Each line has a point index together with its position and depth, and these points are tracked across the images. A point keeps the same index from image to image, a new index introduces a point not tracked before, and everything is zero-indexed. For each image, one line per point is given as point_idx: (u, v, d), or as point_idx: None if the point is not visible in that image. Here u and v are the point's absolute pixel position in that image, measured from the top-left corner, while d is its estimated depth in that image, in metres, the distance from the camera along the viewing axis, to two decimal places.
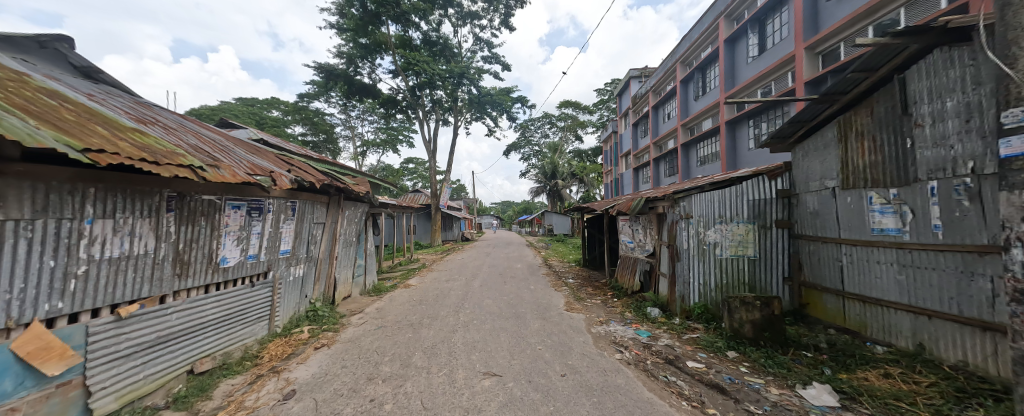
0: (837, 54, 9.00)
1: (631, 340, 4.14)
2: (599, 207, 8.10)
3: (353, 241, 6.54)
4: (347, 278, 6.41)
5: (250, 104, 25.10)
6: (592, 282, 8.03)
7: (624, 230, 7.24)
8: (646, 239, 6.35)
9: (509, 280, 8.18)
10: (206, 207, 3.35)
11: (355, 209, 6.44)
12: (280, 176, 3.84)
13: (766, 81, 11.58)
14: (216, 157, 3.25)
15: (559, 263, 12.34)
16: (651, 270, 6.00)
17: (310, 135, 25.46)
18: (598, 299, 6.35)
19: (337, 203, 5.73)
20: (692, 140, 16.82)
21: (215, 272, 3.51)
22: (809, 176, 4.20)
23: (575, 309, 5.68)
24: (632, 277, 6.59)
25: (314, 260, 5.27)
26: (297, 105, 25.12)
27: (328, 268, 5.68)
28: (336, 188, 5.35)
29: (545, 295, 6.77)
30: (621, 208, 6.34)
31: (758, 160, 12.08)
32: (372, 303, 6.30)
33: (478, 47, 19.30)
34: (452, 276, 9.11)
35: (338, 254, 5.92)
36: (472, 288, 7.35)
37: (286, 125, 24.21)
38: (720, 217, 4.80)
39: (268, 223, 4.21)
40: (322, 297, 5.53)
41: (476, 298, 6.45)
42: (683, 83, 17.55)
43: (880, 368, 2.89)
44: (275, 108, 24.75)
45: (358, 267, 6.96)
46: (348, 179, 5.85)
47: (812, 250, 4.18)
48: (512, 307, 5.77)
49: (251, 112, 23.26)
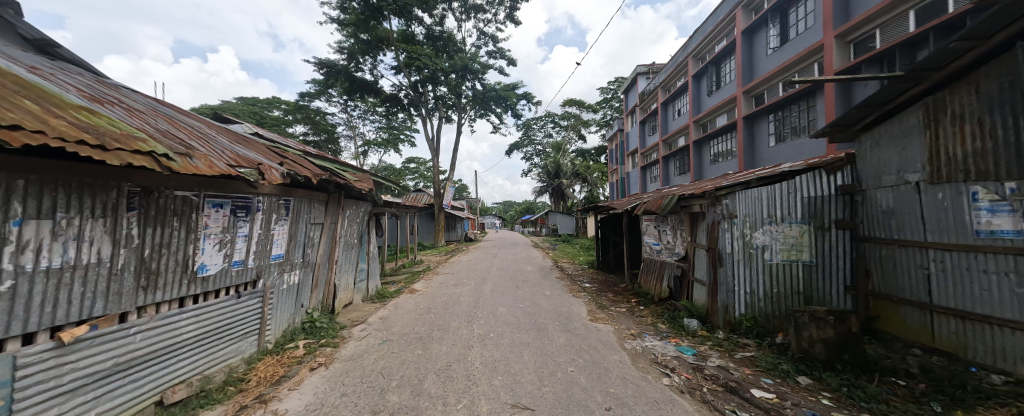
0: (871, 42, 8.31)
1: (675, 360, 3.58)
2: (619, 205, 7.54)
3: (354, 244, 6.00)
4: (348, 284, 5.87)
5: (250, 103, 24.70)
6: (611, 287, 7.48)
7: (649, 231, 6.66)
8: (676, 241, 5.78)
9: (521, 285, 7.61)
10: (180, 206, 2.81)
11: (357, 209, 5.89)
12: (270, 169, 3.29)
13: (789, 73, 10.94)
14: (191, 145, 2.70)
15: (569, 265, 11.78)
16: (684, 275, 5.44)
17: (311, 135, 25.04)
18: (622, 307, 5.80)
19: (337, 201, 5.19)
20: (704, 137, 16.21)
21: (192, 283, 2.97)
22: (882, 169, 3.63)
23: (600, 319, 5.14)
24: (660, 283, 6.02)
25: (311, 266, 4.73)
26: (298, 105, 24.73)
27: (328, 273, 5.15)
28: (336, 184, 4.78)
29: (563, 302, 6.22)
30: (648, 207, 5.75)
31: (780, 156, 11.45)
32: (375, 312, 5.76)
33: (482, 42, 18.79)
34: (459, 280, 8.56)
35: (338, 258, 5.39)
36: (481, 294, 6.78)
37: (287, 125, 23.81)
38: (769, 216, 4.25)
39: (257, 224, 3.67)
40: (320, 306, 4.99)
41: (488, 306, 5.89)
42: (696, 78, 16.93)
43: (1011, 405, 2.31)
44: (275, 108, 24.35)
45: (360, 272, 6.42)
46: (350, 175, 5.28)
47: (886, 255, 3.59)
48: (529, 317, 5.21)
49: (251, 112, 22.86)
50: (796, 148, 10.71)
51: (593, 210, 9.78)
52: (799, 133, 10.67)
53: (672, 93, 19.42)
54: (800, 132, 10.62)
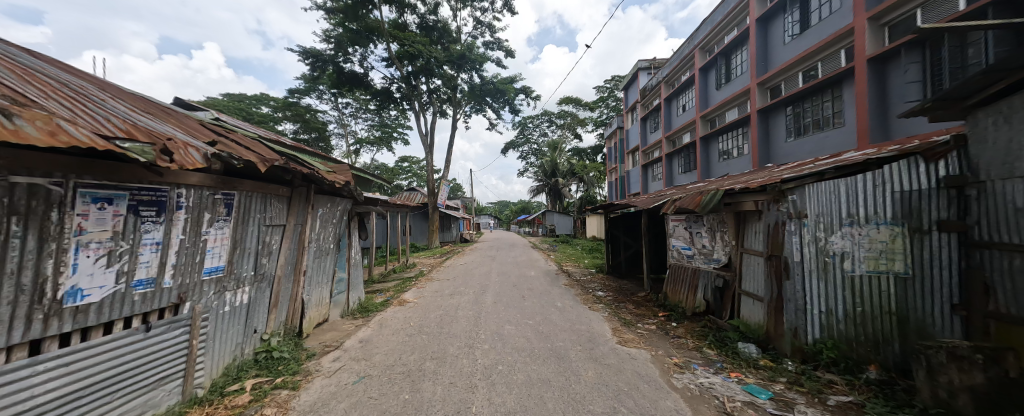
0: (910, 23, 7.55)
1: (751, 408, 2.64)
2: (640, 202, 6.62)
3: (331, 248, 4.96)
4: (322, 298, 4.83)
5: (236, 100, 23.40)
6: (629, 296, 6.58)
7: (677, 233, 5.76)
8: (715, 246, 4.88)
9: (527, 295, 6.64)
10: (22, 200, 1.70)
11: (333, 207, 4.84)
12: (185, 147, 2.27)
13: (812, 61, 10.20)
14: (23, 99, 1.67)
15: (575, 268, 10.93)
16: (727, 287, 4.56)
17: (300, 133, 23.83)
18: (651, 324, 4.89)
19: (305, 198, 4.15)
20: (713, 133, 15.44)
21: (56, 318, 1.90)
22: (1012, 153, 2.46)
23: (630, 341, 4.21)
24: (693, 295, 5.12)
25: (268, 280, 3.70)
26: (287, 101, 23.55)
27: (297, 287, 4.15)
28: (300, 175, 3.76)
29: (580, 316, 5.28)
30: (683, 204, 4.82)
31: (800, 152, 10.69)
32: (355, 332, 4.74)
33: (479, 32, 17.81)
34: (455, 288, 7.56)
35: (308, 268, 4.36)
36: (482, 307, 5.80)
37: (276, 122, 22.62)
38: (849, 216, 3.34)
39: (178, 227, 2.64)
40: (283, 330, 3.97)
41: (492, 324, 4.89)
42: (703, 72, 16.17)
43: None
44: (262, 104, 23.17)
45: (338, 283, 5.38)
46: (321, 165, 4.25)
47: (1017, 267, 2.42)
48: (544, 340, 4.24)
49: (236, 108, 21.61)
50: (820, 142, 9.93)
51: (605, 209, 8.86)
52: (823, 126, 9.88)
53: (676, 88, 18.66)
54: (825, 124, 9.83)
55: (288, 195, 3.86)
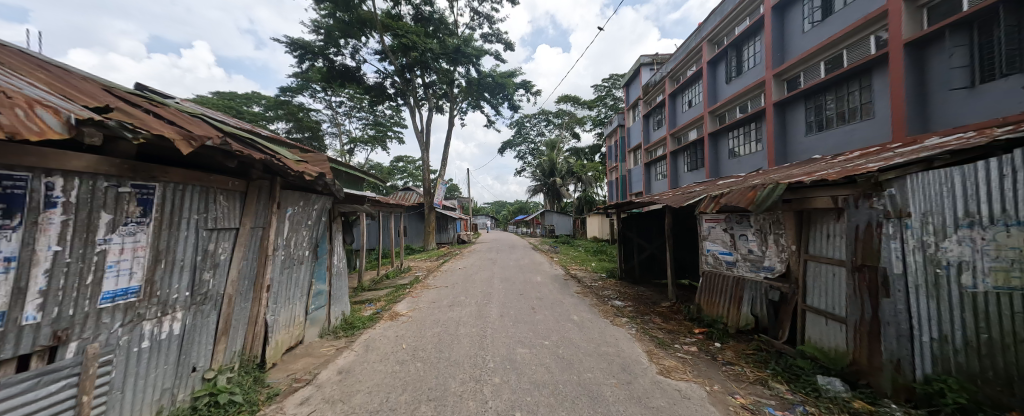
0: (953, 3, 6.89)
1: None
2: (666, 198, 5.85)
3: (306, 256, 4.08)
4: (295, 317, 3.96)
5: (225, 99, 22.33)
6: (653, 308, 5.77)
7: (713, 236, 4.97)
8: (765, 251, 4.08)
9: (537, 307, 5.81)
10: None
11: (307, 206, 3.91)
12: (36, 107, 1.40)
13: (836, 49, 9.53)
14: None
15: (583, 272, 10.13)
16: (788, 301, 3.75)
17: (294, 133, 22.90)
18: (692, 346, 4.06)
19: (270, 194, 3.28)
20: (723, 129, 14.75)
21: None
22: None
23: (673, 371, 3.38)
24: (738, 308, 4.34)
25: (213, 302, 2.80)
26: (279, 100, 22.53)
27: (257, 308, 3.27)
28: (260, 163, 2.90)
29: (604, 334, 4.47)
30: (729, 201, 4.03)
31: (822, 147, 9.99)
32: (334, 358, 3.87)
33: (477, 24, 16.97)
34: (455, 297, 6.72)
35: (274, 282, 3.47)
36: (488, 323, 4.96)
37: (267, 122, 21.65)
38: (965, 216, 2.31)
39: (50, 234, 1.72)
40: (236, 364, 3.07)
41: (500, 347, 4.05)
42: (711, 65, 15.49)
43: None
44: (253, 102, 22.10)
45: (317, 296, 4.50)
46: (290, 154, 3.39)
47: None
48: (568, 370, 3.41)
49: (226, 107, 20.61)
50: (847, 136, 9.23)
51: (618, 207, 8.10)
52: (851, 118, 9.18)
53: (682, 83, 17.98)
54: (852, 116, 9.13)
55: (244, 190, 2.95)
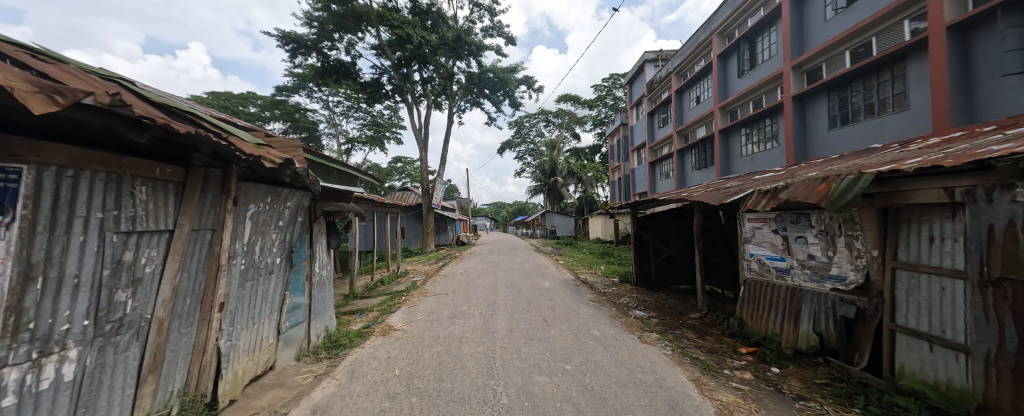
0: None
1: None
2: (698, 195, 5.17)
3: (277, 264, 3.36)
4: (263, 338, 3.22)
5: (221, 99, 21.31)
6: (681, 321, 5.06)
7: (759, 238, 4.30)
8: (834, 257, 3.40)
9: (550, 319, 5.10)
10: None
11: (277, 203, 3.18)
12: None
13: (864, 36, 8.89)
14: None
15: (592, 277, 9.43)
16: (867, 320, 3.06)
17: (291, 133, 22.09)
18: (746, 374, 3.31)
19: (221, 185, 2.53)
20: (734, 125, 14.10)
21: None
22: None
23: (734, 410, 2.63)
24: (795, 325, 3.65)
25: (134, 331, 2.04)
26: (274, 99, 21.65)
27: (205, 333, 2.54)
28: (198, 143, 2.15)
29: (637, 356, 3.74)
30: (791, 194, 3.31)
31: (847, 142, 9.34)
32: (311, 390, 3.12)
33: (477, 17, 16.26)
34: (455, 308, 6.01)
35: (229, 299, 2.73)
36: (496, 342, 4.23)
37: (263, 122, 20.83)
38: None
39: None
40: (173, 409, 2.31)
41: (514, 374, 3.33)
42: (721, 59, 14.84)
43: None
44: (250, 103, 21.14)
45: (293, 311, 3.77)
46: (248, 136, 2.65)
47: None
48: (600, 406, 2.69)
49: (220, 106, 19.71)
50: (876, 129, 8.58)
51: (633, 206, 7.40)
52: (881, 110, 8.52)
53: (689, 78, 17.35)
54: (884, 108, 8.47)
55: (179, 179, 2.19)
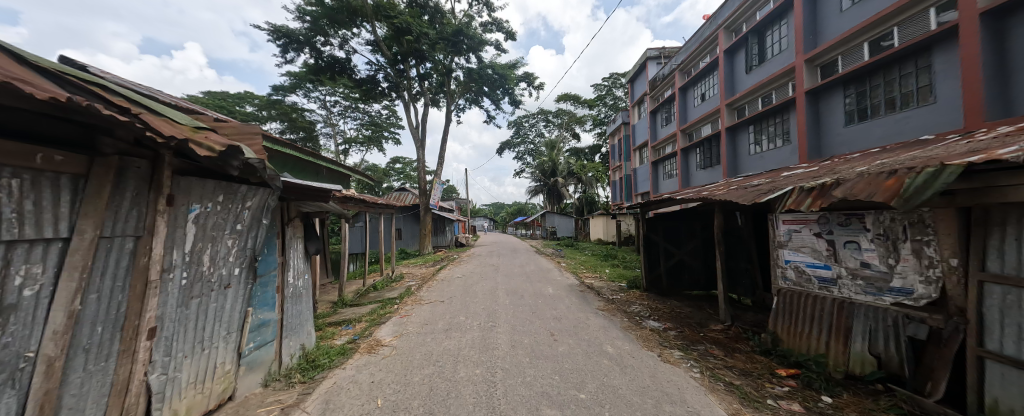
0: None
1: None
2: (722, 193, 4.68)
3: (235, 275, 2.82)
4: (215, 364, 2.67)
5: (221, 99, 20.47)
6: (701, 335, 4.53)
7: (796, 243, 3.87)
8: (896, 267, 2.91)
9: (557, 333, 4.57)
10: None
11: (231, 203, 2.65)
12: None
13: (883, 27, 8.42)
14: None
15: (598, 281, 8.90)
16: (943, 342, 2.54)
17: (288, 134, 21.59)
18: (795, 405, 2.76)
19: (141, 179, 1.98)
20: (741, 122, 13.61)
21: None
22: None
23: None
24: (845, 344, 3.16)
25: (5, 377, 1.46)
26: (271, 98, 20.88)
27: (128, 366, 2.01)
28: (99, 123, 1.63)
29: (662, 382, 3.18)
30: (847, 192, 2.76)
31: (865, 138, 8.85)
32: None
33: (476, 11, 15.72)
34: (451, 318, 5.48)
35: (164, 323, 2.20)
36: (496, 361, 3.70)
37: (260, 122, 20.22)
38: None
39: None
40: None
41: (517, 406, 2.78)
42: (728, 54, 14.37)
43: None
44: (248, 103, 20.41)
45: (261, 328, 3.23)
46: (181, 117, 2.17)
47: None
48: None
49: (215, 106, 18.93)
50: (898, 124, 8.07)
51: (642, 206, 6.87)
52: (903, 105, 8.03)
53: (694, 75, 16.86)
54: (906, 103, 7.98)
55: (69, 170, 1.64)
